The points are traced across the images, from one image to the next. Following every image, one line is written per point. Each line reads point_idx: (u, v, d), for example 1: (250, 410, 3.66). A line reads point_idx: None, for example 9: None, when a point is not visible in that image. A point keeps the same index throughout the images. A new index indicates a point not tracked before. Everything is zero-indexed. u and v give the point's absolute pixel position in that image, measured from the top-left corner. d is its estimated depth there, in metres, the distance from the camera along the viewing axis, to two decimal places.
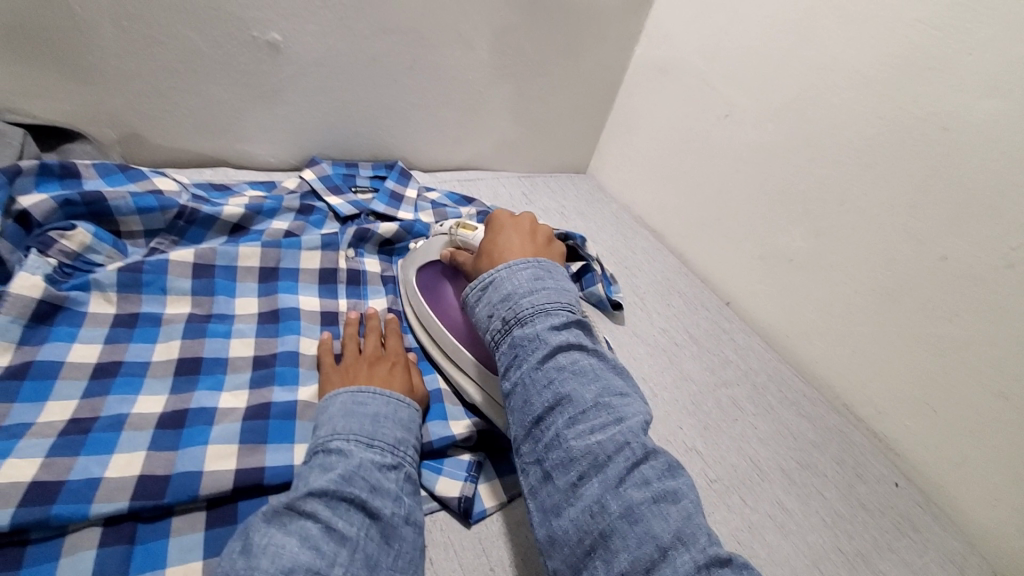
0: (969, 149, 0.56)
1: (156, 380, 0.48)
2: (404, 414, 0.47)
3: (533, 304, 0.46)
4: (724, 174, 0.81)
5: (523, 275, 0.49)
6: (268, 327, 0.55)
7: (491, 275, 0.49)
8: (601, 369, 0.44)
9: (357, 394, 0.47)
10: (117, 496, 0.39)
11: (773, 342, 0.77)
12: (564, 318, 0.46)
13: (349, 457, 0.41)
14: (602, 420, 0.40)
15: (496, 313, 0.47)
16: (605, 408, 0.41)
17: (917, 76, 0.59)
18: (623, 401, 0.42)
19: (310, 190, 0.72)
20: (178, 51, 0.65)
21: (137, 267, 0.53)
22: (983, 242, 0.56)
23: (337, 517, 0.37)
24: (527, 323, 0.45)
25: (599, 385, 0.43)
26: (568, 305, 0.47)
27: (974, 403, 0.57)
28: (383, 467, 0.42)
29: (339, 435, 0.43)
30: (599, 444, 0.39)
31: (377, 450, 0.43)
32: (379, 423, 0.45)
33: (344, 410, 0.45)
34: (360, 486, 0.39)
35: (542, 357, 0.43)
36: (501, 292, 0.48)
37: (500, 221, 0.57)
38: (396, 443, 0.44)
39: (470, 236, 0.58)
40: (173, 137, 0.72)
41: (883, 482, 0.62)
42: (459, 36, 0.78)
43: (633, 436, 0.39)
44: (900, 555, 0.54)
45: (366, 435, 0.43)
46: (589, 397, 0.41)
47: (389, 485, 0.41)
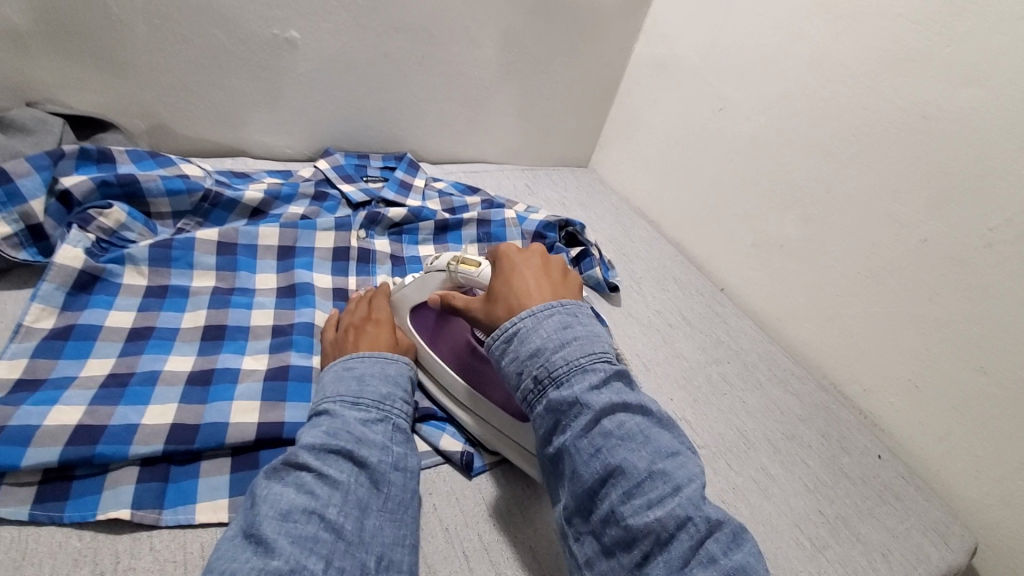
0: (947, 136, 0.59)
1: (184, 344, 0.52)
2: (391, 369, 0.50)
3: (567, 361, 0.43)
4: (718, 165, 0.84)
5: (550, 323, 0.45)
6: (286, 300, 0.59)
7: (515, 325, 0.45)
8: (649, 427, 0.42)
9: (347, 360, 0.50)
10: (152, 440, 0.43)
11: (765, 326, 0.80)
12: (603, 374, 0.43)
13: (336, 416, 0.44)
14: (659, 492, 0.38)
15: (528, 372, 0.44)
16: (660, 476, 0.39)
17: (900, 69, 0.63)
18: (675, 462, 0.40)
19: (324, 178, 0.77)
20: (205, 47, 0.70)
21: (166, 243, 0.57)
22: (962, 224, 0.59)
23: (328, 465, 0.41)
24: (564, 383, 0.43)
25: (650, 449, 0.40)
26: (604, 356, 0.44)
27: (955, 379, 0.60)
28: (369, 422, 0.45)
29: (328, 398, 0.46)
30: (658, 521, 0.37)
31: (363, 407, 0.46)
32: (365, 381, 0.48)
33: (334, 375, 0.49)
34: (346, 439, 0.42)
35: (586, 425, 0.41)
36: (530, 348, 0.44)
37: (508, 257, 0.51)
38: (382, 398, 0.47)
39: (474, 273, 0.52)
40: (197, 128, 0.77)
41: (868, 454, 0.64)
42: (466, 34, 0.83)
43: (693, 508, 0.37)
44: (881, 520, 0.57)
45: (352, 395, 0.46)
46: (641, 466, 0.39)
47: (375, 436, 0.44)
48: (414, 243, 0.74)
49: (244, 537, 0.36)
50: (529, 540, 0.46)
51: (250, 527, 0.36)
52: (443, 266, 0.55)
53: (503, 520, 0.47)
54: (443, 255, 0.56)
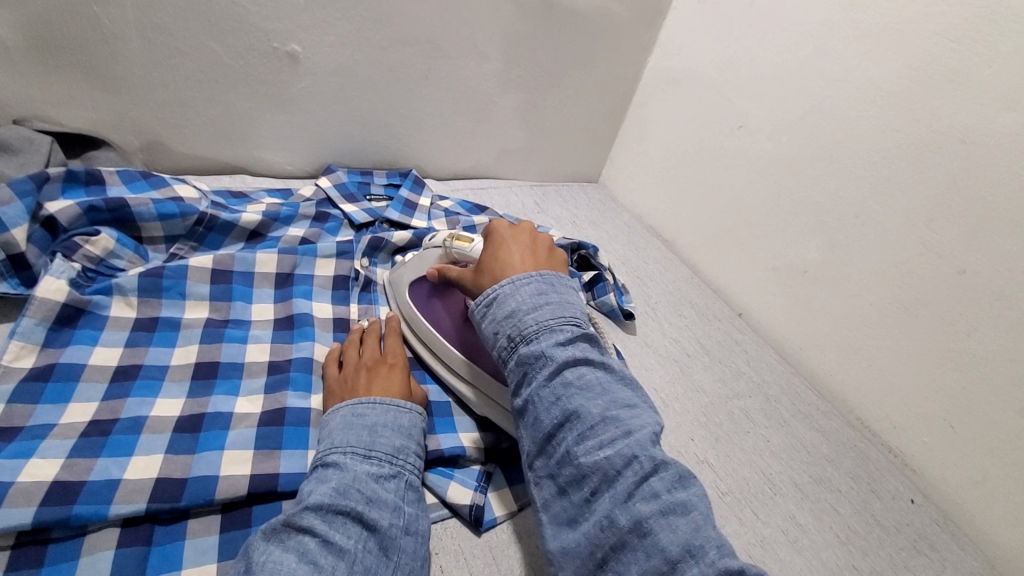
0: (989, 162, 0.55)
1: (173, 384, 0.48)
2: (405, 420, 0.47)
3: (538, 321, 0.45)
4: (736, 185, 0.81)
5: (527, 290, 0.47)
6: (283, 333, 0.56)
7: (494, 291, 0.48)
8: (610, 381, 0.43)
9: (357, 406, 0.47)
10: (134, 498, 0.39)
11: (786, 355, 0.77)
12: (569, 333, 0.44)
13: (345, 469, 0.41)
14: (610, 434, 0.39)
15: (502, 331, 0.46)
16: (613, 421, 0.40)
17: (936, 89, 0.59)
18: (631, 412, 0.41)
19: (325, 198, 0.74)
20: (201, 61, 0.67)
21: (157, 272, 0.54)
22: (1005, 257, 0.55)
23: (334, 530, 0.37)
24: (532, 340, 0.44)
25: (607, 398, 0.41)
26: (574, 318, 0.46)
27: (995, 420, 0.56)
28: (380, 478, 0.42)
29: (336, 449, 0.43)
30: (607, 459, 0.38)
31: (374, 460, 0.43)
32: (377, 432, 0.45)
33: (342, 422, 0.45)
34: (355, 498, 0.39)
35: (549, 375, 0.42)
36: (505, 309, 0.47)
37: (497, 232, 0.55)
38: (395, 452, 0.44)
39: (467, 248, 0.56)
40: (194, 145, 0.74)
41: (899, 499, 0.60)
42: (474, 46, 0.79)
43: (641, 449, 0.38)
44: (917, 574, 0.53)
45: (362, 446, 0.43)
46: (596, 412, 0.40)
47: (386, 496, 0.41)
48: None
49: None
50: None
51: None
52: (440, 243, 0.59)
53: None
54: (440, 234, 0.60)
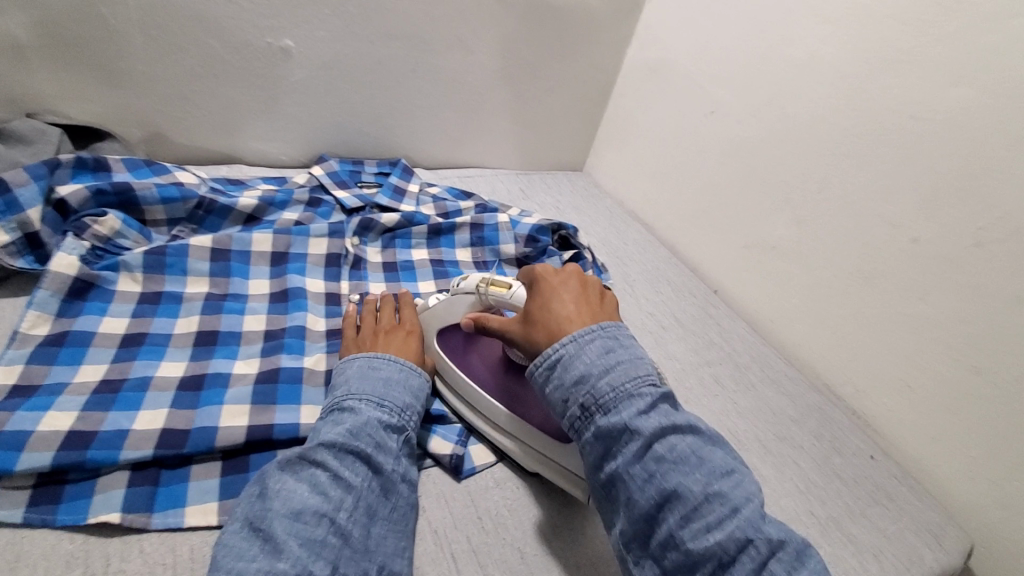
0: (935, 135, 0.59)
1: (176, 350, 0.52)
2: (415, 380, 0.51)
3: (612, 386, 0.43)
4: (710, 167, 0.85)
5: (593, 348, 0.45)
6: (279, 305, 0.60)
7: (557, 353, 0.45)
8: (701, 448, 0.41)
9: (372, 358, 0.50)
10: (142, 445, 0.43)
11: (758, 328, 0.80)
12: (650, 398, 0.43)
13: (359, 414, 0.45)
14: (717, 514, 0.38)
15: (574, 399, 0.44)
16: (717, 498, 0.38)
17: (887, 69, 0.63)
18: (732, 481, 0.40)
19: (319, 185, 0.78)
20: (200, 56, 0.71)
21: (160, 250, 0.58)
22: (952, 223, 0.59)
23: (344, 468, 0.42)
24: (611, 410, 0.42)
25: (704, 470, 0.40)
26: (650, 378, 0.44)
27: (947, 378, 0.60)
28: (388, 427, 0.46)
29: (352, 395, 0.47)
30: (719, 544, 0.37)
31: (385, 410, 0.47)
32: (390, 385, 0.49)
33: (359, 371, 0.49)
34: (365, 441, 0.43)
35: (638, 451, 0.40)
36: (574, 374, 0.44)
37: (543, 279, 0.51)
38: (404, 406, 0.48)
39: (506, 295, 0.53)
40: (193, 136, 0.78)
41: (861, 455, 0.64)
42: (460, 41, 0.84)
43: (755, 530, 0.37)
44: (873, 521, 0.56)
45: (377, 396, 0.47)
46: (696, 488, 0.39)
47: (392, 443, 0.45)
48: (407, 247, 0.75)
49: (252, 528, 0.37)
50: (520, 545, 0.46)
51: (260, 519, 0.37)
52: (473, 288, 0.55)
53: (492, 523, 0.47)
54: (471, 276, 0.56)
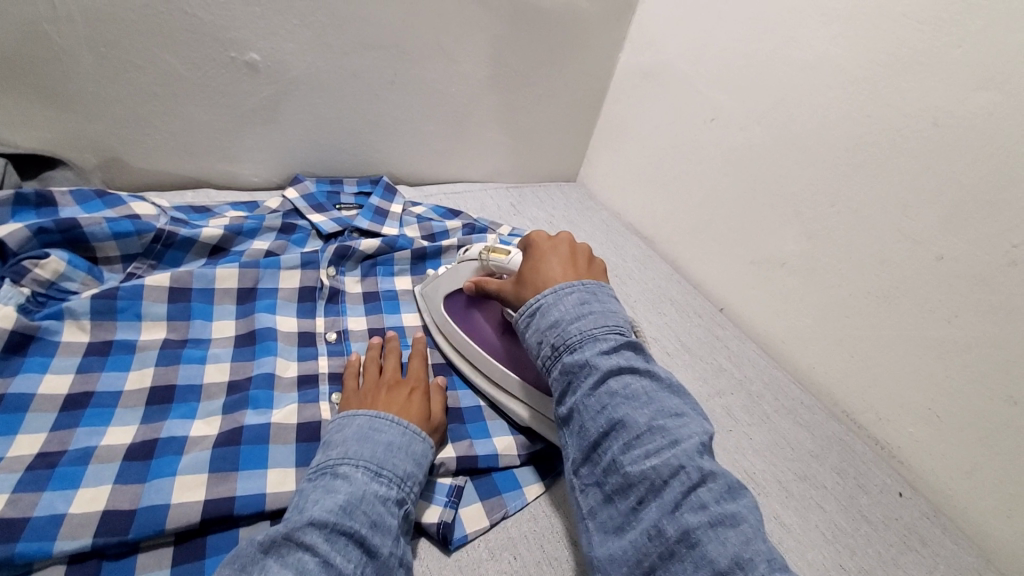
0: (961, 144, 0.54)
1: (127, 411, 0.47)
2: (418, 447, 0.45)
3: (581, 330, 0.45)
4: (712, 178, 0.80)
5: (570, 299, 0.47)
6: (245, 350, 0.54)
7: (537, 301, 0.48)
8: (655, 390, 0.42)
9: (374, 419, 0.46)
10: (80, 533, 0.38)
11: (768, 349, 0.75)
12: (613, 342, 0.44)
13: (354, 485, 0.40)
14: (658, 444, 0.39)
15: (545, 340, 0.46)
16: (660, 431, 0.40)
17: (905, 71, 0.58)
18: (679, 421, 0.41)
19: (293, 209, 0.72)
20: (157, 74, 0.65)
21: (110, 293, 0.52)
22: (984, 240, 0.53)
23: (336, 551, 0.36)
24: (576, 348, 0.44)
25: (653, 408, 0.41)
26: (618, 326, 0.46)
27: (981, 408, 0.55)
28: (386, 501, 0.40)
29: (348, 460, 0.42)
30: (654, 468, 0.38)
31: (384, 480, 0.41)
32: (391, 452, 0.43)
33: (357, 432, 0.44)
34: (360, 520, 0.38)
35: (594, 384, 0.42)
36: (548, 319, 0.46)
37: (536, 244, 0.54)
38: (405, 476, 0.43)
39: (503, 260, 0.56)
40: (156, 160, 0.72)
41: (887, 493, 0.59)
42: (441, 48, 0.78)
43: (691, 461, 0.38)
44: (907, 572, 0.51)
45: (375, 463, 0.42)
46: (643, 421, 0.40)
47: (390, 520, 0.39)
48: (389, 274, 0.69)
49: None
50: None
51: None
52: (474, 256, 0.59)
53: None
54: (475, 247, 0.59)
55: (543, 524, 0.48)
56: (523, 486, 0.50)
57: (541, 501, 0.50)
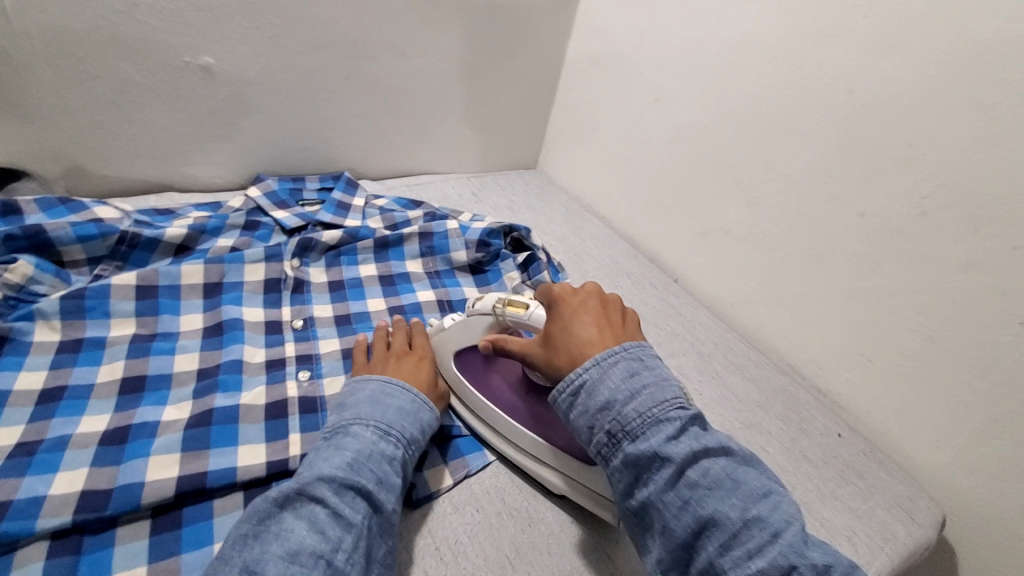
0: (872, 107, 0.59)
1: (100, 401, 0.49)
2: (423, 415, 0.49)
3: (639, 412, 0.42)
4: (660, 155, 0.84)
5: (616, 372, 0.44)
6: (213, 340, 0.57)
7: (581, 378, 0.45)
8: (734, 471, 0.41)
9: (386, 384, 0.49)
10: (61, 511, 0.40)
11: (719, 313, 0.80)
12: (678, 422, 0.42)
13: (363, 444, 0.43)
14: (757, 540, 0.38)
15: (600, 426, 0.43)
16: (756, 523, 0.38)
17: (821, 44, 0.62)
18: (769, 504, 0.39)
19: (256, 206, 0.75)
20: (115, 82, 0.67)
21: (79, 293, 0.54)
22: (897, 194, 0.58)
23: (344, 504, 0.39)
24: (639, 436, 0.42)
25: (740, 495, 0.39)
26: (677, 401, 0.43)
27: (906, 348, 0.59)
28: (391, 461, 0.43)
29: (358, 422, 0.45)
30: (763, 571, 0.36)
31: (391, 441, 0.44)
32: (398, 416, 0.47)
33: (370, 398, 0.47)
34: (367, 475, 0.41)
35: (670, 478, 0.40)
36: (599, 401, 0.43)
37: (563, 301, 0.50)
38: (409, 440, 0.46)
39: (523, 316, 0.51)
40: (117, 166, 0.73)
41: (829, 434, 0.63)
42: (394, 45, 0.81)
43: (798, 556, 0.37)
44: (845, 502, 0.55)
45: (383, 426, 0.45)
46: (734, 514, 0.39)
47: (395, 479, 0.43)
48: (354, 263, 0.72)
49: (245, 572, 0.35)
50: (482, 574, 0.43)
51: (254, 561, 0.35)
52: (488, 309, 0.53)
53: (450, 552, 0.44)
54: (487, 299, 0.54)
55: (504, 480, 0.51)
56: (485, 448, 0.54)
57: (503, 462, 0.53)
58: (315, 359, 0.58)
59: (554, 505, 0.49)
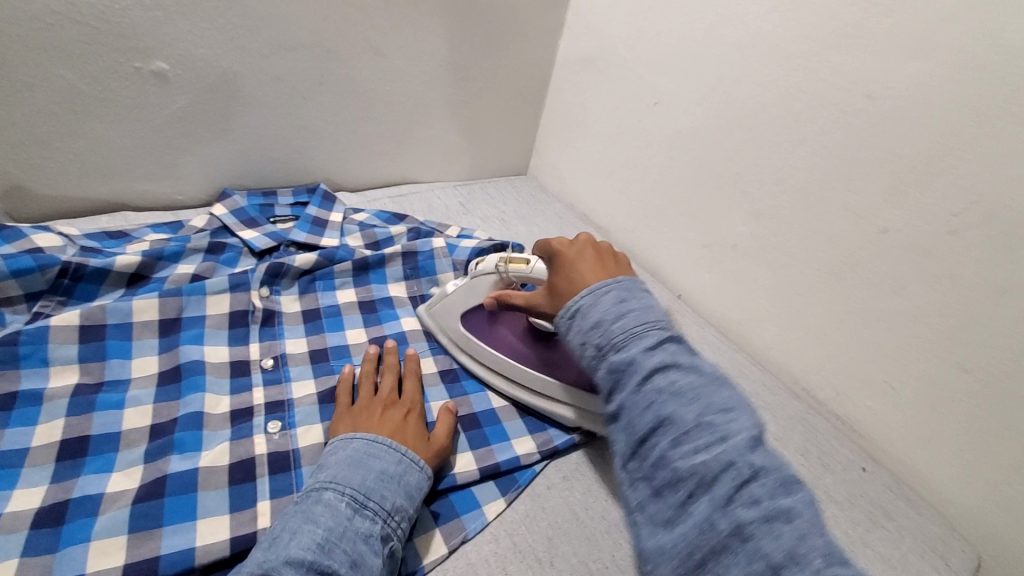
0: (895, 115, 0.54)
1: (35, 470, 0.42)
2: (412, 478, 0.43)
3: (623, 328, 0.44)
4: (660, 162, 0.78)
5: (608, 296, 0.46)
6: (169, 388, 0.50)
7: (577, 302, 0.47)
8: (704, 385, 0.42)
9: (371, 443, 0.44)
10: None
11: (727, 332, 0.75)
12: (658, 337, 0.43)
13: (336, 519, 0.38)
14: (706, 440, 0.39)
15: (590, 341, 0.45)
16: (709, 427, 0.39)
17: (838, 45, 0.57)
18: (728, 416, 0.40)
19: (221, 226, 0.68)
20: (53, 92, 0.59)
21: (10, 339, 0.46)
22: (923, 210, 0.53)
23: None
24: (620, 347, 0.43)
25: (702, 404, 0.41)
26: (661, 322, 0.45)
27: (931, 376, 0.55)
28: (369, 537, 0.38)
29: (335, 488, 0.40)
30: (704, 464, 0.38)
31: (369, 513, 0.39)
32: (382, 481, 0.42)
33: (351, 458, 0.43)
34: (338, 559, 0.36)
35: (640, 381, 0.42)
36: (589, 320, 0.45)
37: (560, 253, 0.52)
38: (393, 510, 0.41)
39: (526, 270, 0.56)
40: (63, 185, 0.65)
41: (851, 469, 0.59)
42: (370, 45, 0.74)
43: (741, 456, 0.38)
44: (875, 550, 0.51)
45: (361, 493, 0.40)
46: (691, 417, 0.40)
47: (373, 560, 0.37)
48: (331, 288, 0.65)
49: None
50: None
51: None
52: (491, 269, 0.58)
53: None
54: (489, 259, 0.59)
55: (504, 545, 0.45)
56: (483, 505, 0.48)
57: (503, 519, 0.47)
58: (287, 405, 0.51)
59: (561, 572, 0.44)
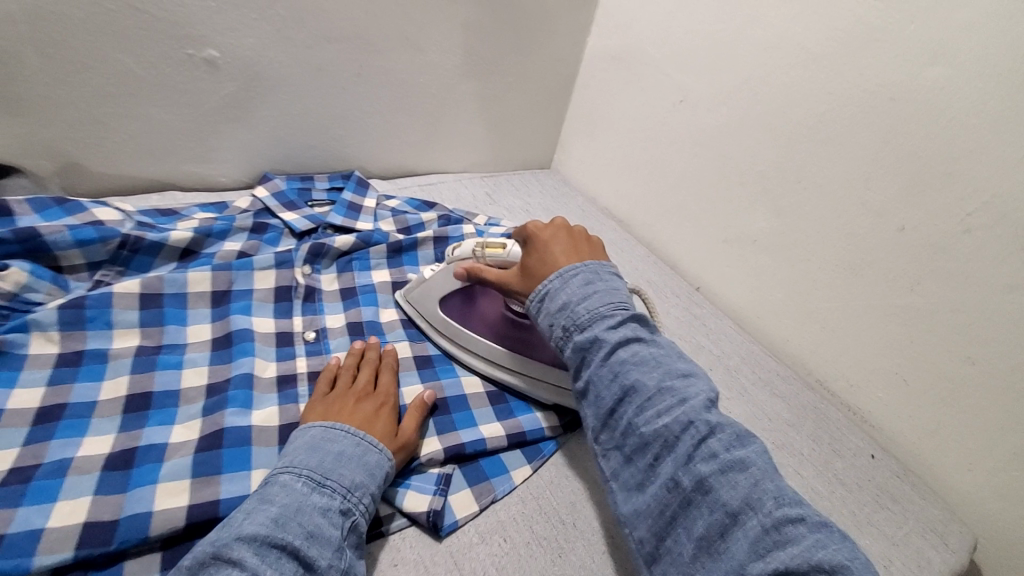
0: (915, 118, 0.56)
1: (103, 421, 0.46)
2: (372, 457, 0.44)
3: (589, 309, 0.47)
4: (684, 159, 0.81)
5: (574, 281, 0.49)
6: (223, 353, 0.54)
7: (544, 287, 0.50)
8: (663, 355, 0.45)
9: (328, 429, 0.45)
10: (61, 547, 0.37)
11: (745, 325, 0.77)
12: (620, 316, 0.47)
13: (292, 496, 0.39)
14: (666, 404, 0.42)
15: (557, 323, 0.48)
16: (669, 391, 0.42)
17: (863, 49, 0.59)
18: (685, 381, 0.44)
19: (263, 208, 0.71)
20: (112, 75, 0.63)
21: (78, 302, 0.50)
22: (939, 210, 0.55)
23: (266, 565, 0.34)
24: (585, 326, 0.47)
25: (661, 371, 0.44)
26: (622, 302, 0.48)
27: (940, 369, 0.57)
28: (328, 511, 0.39)
29: (292, 469, 0.41)
30: (666, 426, 0.41)
31: (327, 490, 0.40)
32: (340, 461, 0.42)
33: (308, 443, 0.44)
34: (294, 531, 0.37)
35: (604, 356, 0.45)
36: (557, 303, 0.48)
37: (536, 234, 0.54)
38: (352, 486, 0.41)
39: (501, 254, 0.56)
40: (115, 164, 0.69)
41: (860, 455, 0.61)
42: (407, 39, 0.77)
43: (697, 416, 0.41)
44: (880, 528, 0.53)
45: (319, 473, 0.41)
46: (652, 383, 0.43)
47: (331, 532, 0.38)
48: (366, 268, 0.68)
49: None
50: None
51: None
52: (466, 252, 0.58)
53: None
54: (464, 243, 0.59)
55: (530, 507, 0.48)
56: (510, 470, 0.51)
57: (528, 485, 0.50)
58: None
59: (584, 533, 0.47)
